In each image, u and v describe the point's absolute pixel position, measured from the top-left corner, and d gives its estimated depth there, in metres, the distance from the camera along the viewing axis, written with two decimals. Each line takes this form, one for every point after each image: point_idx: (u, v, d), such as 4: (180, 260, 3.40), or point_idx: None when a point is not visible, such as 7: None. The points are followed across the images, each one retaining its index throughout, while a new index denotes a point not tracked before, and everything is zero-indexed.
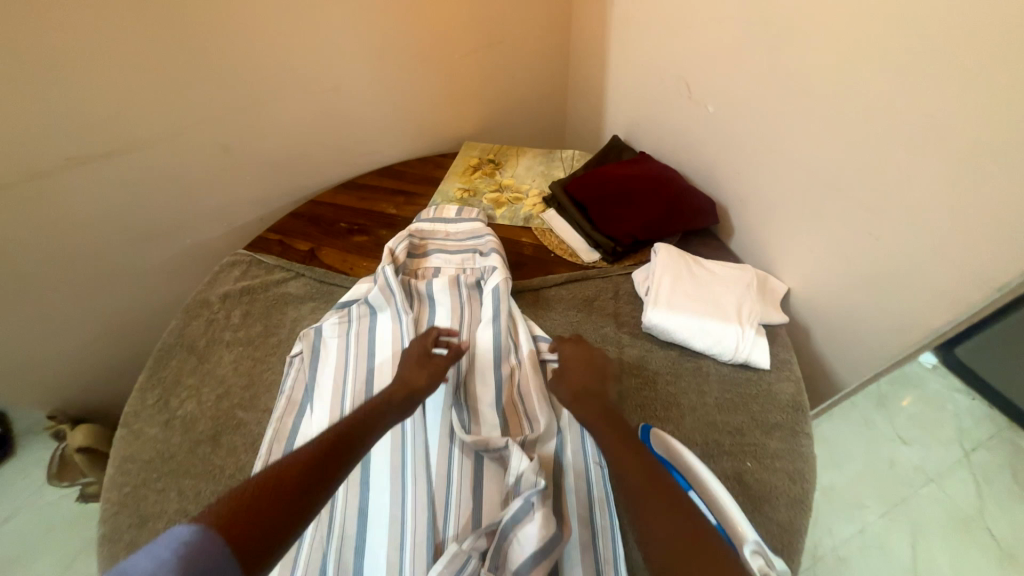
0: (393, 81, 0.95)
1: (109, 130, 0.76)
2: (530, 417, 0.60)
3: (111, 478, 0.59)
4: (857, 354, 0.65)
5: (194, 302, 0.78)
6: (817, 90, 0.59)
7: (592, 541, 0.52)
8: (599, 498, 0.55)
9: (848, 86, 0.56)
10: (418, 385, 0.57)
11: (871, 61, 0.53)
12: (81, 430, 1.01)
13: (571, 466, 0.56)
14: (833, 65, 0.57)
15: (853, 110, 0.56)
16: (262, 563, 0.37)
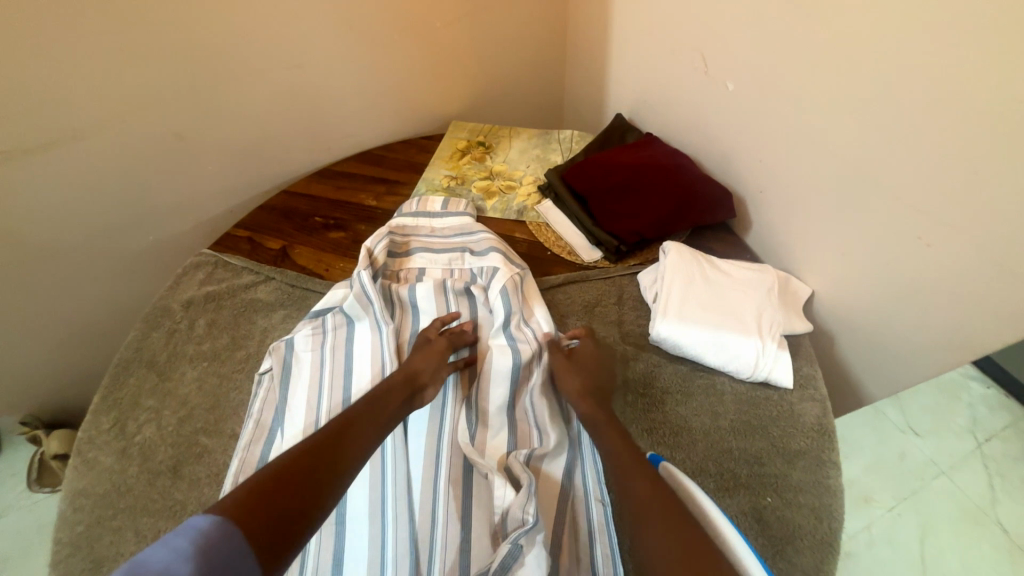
0: (368, 55, 0.85)
1: (41, 119, 0.66)
2: (539, 429, 0.55)
3: (63, 515, 0.54)
4: (889, 367, 0.58)
5: (154, 311, 0.70)
6: (862, 64, 0.50)
7: None
8: (600, 525, 0.48)
9: (904, 58, 0.46)
10: (420, 370, 0.56)
11: (932, 32, 0.43)
12: (59, 435, 0.97)
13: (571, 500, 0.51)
14: (886, 33, 0.47)
15: (906, 88, 0.47)
16: (279, 558, 0.35)
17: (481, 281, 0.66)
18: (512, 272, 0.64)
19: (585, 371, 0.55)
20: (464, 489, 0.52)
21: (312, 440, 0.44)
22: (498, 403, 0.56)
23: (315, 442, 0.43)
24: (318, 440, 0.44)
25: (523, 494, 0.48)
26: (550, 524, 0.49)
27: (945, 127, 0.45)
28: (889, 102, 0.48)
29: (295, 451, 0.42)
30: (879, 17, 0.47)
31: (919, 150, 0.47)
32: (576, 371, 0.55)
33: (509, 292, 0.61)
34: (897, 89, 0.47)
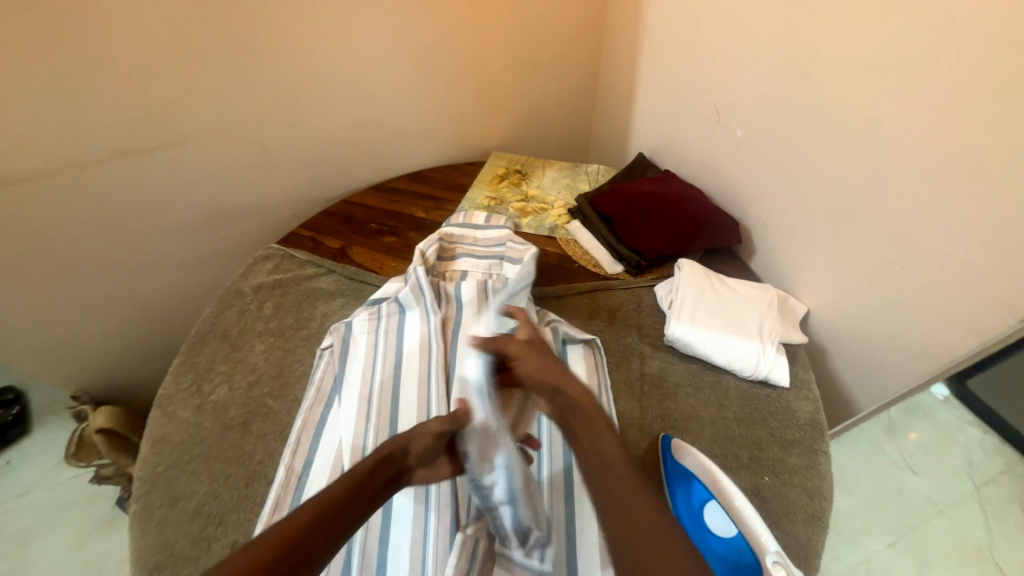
0: (430, 92, 0.99)
1: (160, 126, 0.80)
2: None
3: (144, 458, 0.61)
4: (880, 375, 0.67)
5: (228, 291, 0.80)
6: (852, 117, 0.61)
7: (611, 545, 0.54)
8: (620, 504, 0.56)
9: (881, 117, 0.58)
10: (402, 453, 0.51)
11: (899, 98, 0.56)
12: (104, 412, 1.03)
13: None
14: (868, 95, 0.59)
15: (884, 139, 0.58)
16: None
17: None
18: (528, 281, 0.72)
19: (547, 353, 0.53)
20: None
21: (347, 478, 0.47)
22: None
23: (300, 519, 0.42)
24: (352, 480, 0.47)
25: None
26: None
27: (918, 171, 0.56)
28: (869, 150, 0.60)
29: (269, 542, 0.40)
30: (863, 83, 0.59)
31: (897, 188, 0.58)
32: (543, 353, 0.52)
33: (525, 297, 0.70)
34: (877, 140, 0.59)
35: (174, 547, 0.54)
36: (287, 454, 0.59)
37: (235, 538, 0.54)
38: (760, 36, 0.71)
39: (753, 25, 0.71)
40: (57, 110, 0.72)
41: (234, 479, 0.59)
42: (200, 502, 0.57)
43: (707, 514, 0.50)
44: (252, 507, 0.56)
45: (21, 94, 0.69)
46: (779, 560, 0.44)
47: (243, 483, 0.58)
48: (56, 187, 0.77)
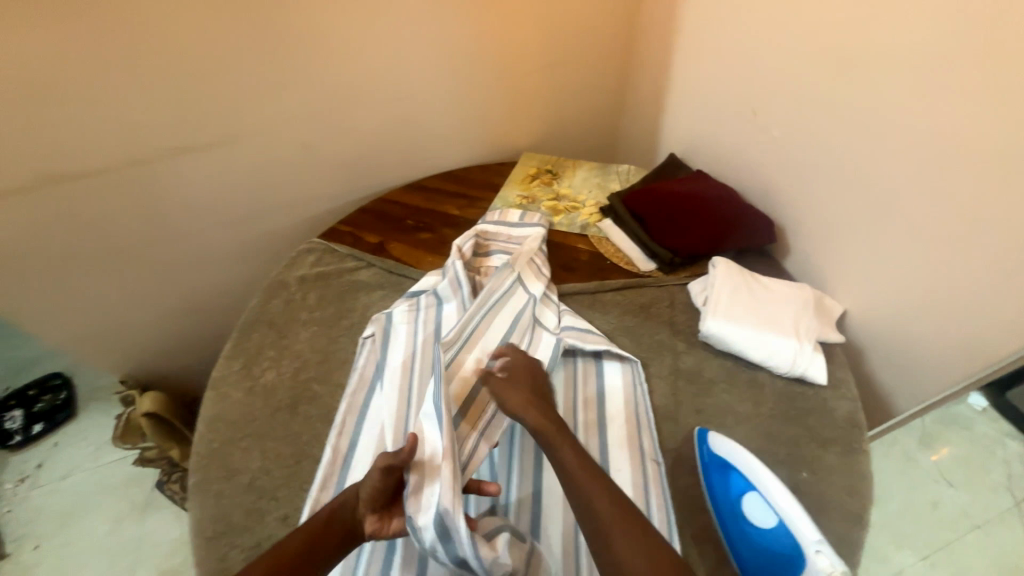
0: (466, 94, 1.03)
1: (217, 123, 0.85)
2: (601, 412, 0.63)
3: (200, 434, 0.65)
4: (923, 374, 0.66)
5: (274, 282, 0.84)
6: (894, 114, 0.61)
7: None
8: (659, 500, 0.54)
9: (925, 112, 0.58)
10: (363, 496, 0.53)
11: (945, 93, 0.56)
12: (149, 396, 1.08)
13: (629, 481, 0.55)
14: (913, 91, 0.59)
15: (929, 135, 0.58)
16: None
17: (548, 292, 0.77)
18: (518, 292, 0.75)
19: (519, 386, 0.59)
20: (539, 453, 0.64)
21: (307, 529, 0.50)
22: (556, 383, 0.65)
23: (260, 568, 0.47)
24: (313, 529, 0.50)
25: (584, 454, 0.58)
26: None
27: (965, 166, 0.56)
28: (912, 146, 0.60)
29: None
30: (905, 81, 0.59)
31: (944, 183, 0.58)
32: (514, 385, 0.59)
33: (541, 304, 0.75)
34: (921, 135, 0.59)
35: (230, 518, 0.57)
36: (332, 435, 0.62)
37: (287, 511, 0.57)
38: (797, 36, 0.72)
39: (790, 26, 0.72)
40: (128, 106, 0.78)
41: (284, 456, 0.62)
42: (253, 477, 0.60)
43: (747, 507, 0.51)
44: (302, 483, 0.59)
45: (99, 91, 0.75)
46: (822, 550, 0.46)
47: (293, 461, 0.61)
48: (122, 178, 0.83)
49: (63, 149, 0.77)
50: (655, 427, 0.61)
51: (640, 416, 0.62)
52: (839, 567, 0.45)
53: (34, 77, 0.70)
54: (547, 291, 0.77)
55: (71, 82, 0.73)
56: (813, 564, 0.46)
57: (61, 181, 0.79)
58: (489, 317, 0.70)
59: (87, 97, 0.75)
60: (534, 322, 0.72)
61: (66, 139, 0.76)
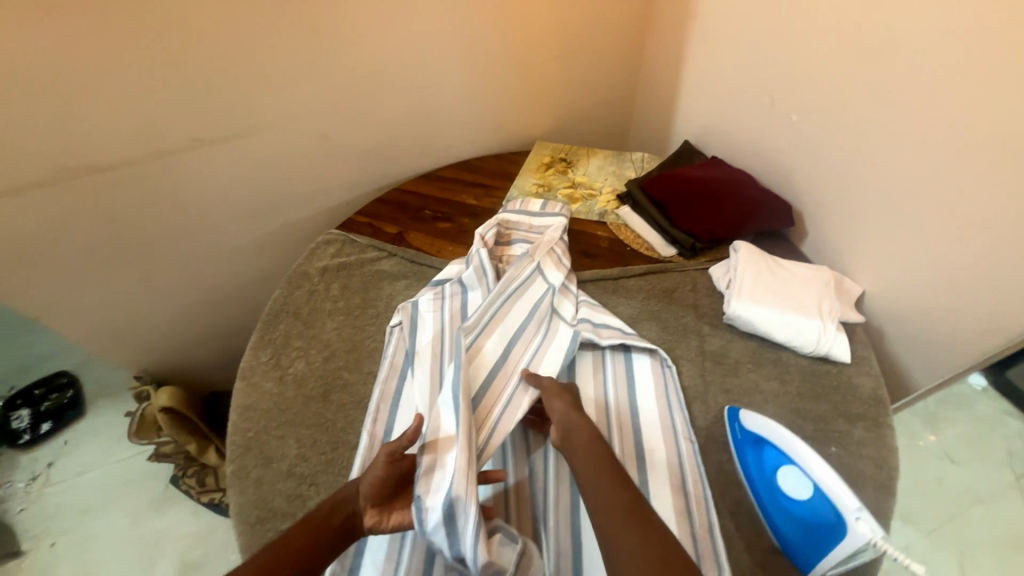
0: (481, 83, 1.02)
1: (232, 115, 0.83)
2: (631, 396, 0.64)
3: (233, 423, 0.65)
4: (940, 351, 0.68)
5: (296, 273, 0.84)
6: (924, 98, 0.62)
7: (691, 535, 0.52)
8: (695, 478, 0.56)
9: (957, 97, 0.58)
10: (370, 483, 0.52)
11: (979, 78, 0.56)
12: (165, 392, 1.06)
13: (664, 460, 0.57)
14: (943, 75, 0.59)
15: (959, 119, 0.59)
16: None
17: (570, 284, 0.77)
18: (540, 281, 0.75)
19: (565, 394, 0.60)
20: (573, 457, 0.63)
21: (313, 517, 0.49)
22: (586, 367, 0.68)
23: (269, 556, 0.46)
24: (319, 518, 0.49)
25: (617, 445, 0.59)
26: (634, 463, 0.58)
27: (994, 150, 0.56)
28: (940, 131, 0.61)
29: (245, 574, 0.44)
30: (935, 64, 0.60)
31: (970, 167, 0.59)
32: (563, 392, 0.60)
33: (560, 293, 0.75)
34: (951, 119, 0.59)
35: (271, 504, 0.58)
36: (368, 421, 0.63)
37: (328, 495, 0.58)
38: (822, 20, 0.72)
39: (815, 10, 0.72)
40: (142, 100, 0.75)
41: (320, 444, 0.62)
42: (291, 464, 0.61)
43: (781, 479, 0.52)
44: (340, 469, 0.60)
45: (110, 85, 0.72)
46: (863, 517, 0.45)
47: (329, 448, 0.62)
48: (138, 174, 0.81)
49: (77, 145, 0.74)
50: (686, 408, 0.62)
51: (669, 398, 0.64)
52: (879, 534, 0.45)
53: (44, 71, 0.67)
54: (566, 281, 0.77)
55: (83, 76, 0.70)
56: (855, 532, 0.45)
57: (77, 177, 0.77)
58: (505, 308, 0.71)
59: (100, 91, 0.72)
60: (552, 312, 0.72)
61: (80, 135, 0.74)
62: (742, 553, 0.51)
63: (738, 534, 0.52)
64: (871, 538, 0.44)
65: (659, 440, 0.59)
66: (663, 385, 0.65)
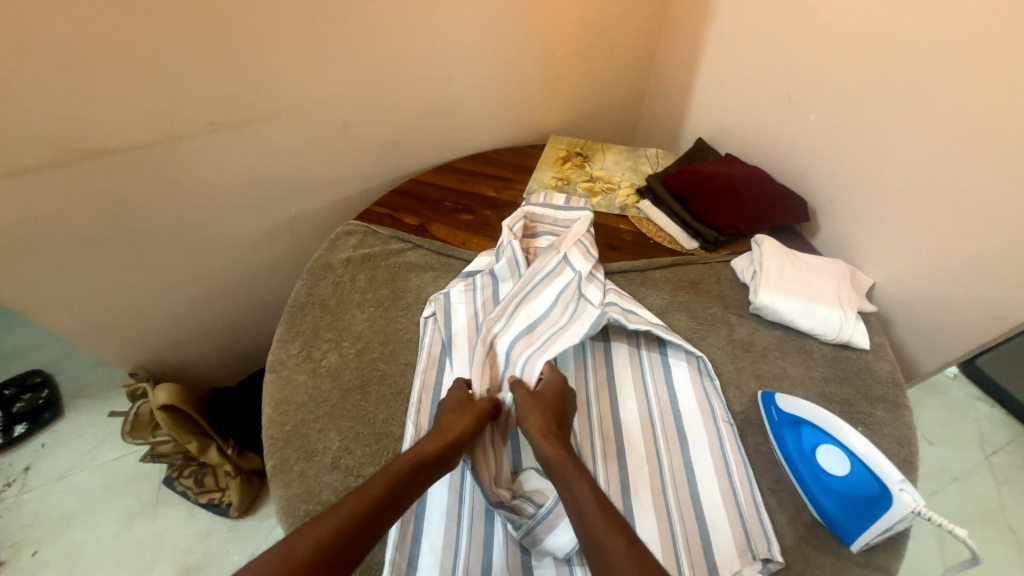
0: (500, 75, 1.02)
1: (247, 101, 0.80)
2: (668, 387, 0.67)
3: (269, 418, 0.64)
4: (944, 338, 0.74)
5: (318, 265, 0.82)
6: (942, 102, 0.65)
7: (740, 516, 0.54)
8: (737, 462, 0.58)
9: (974, 102, 0.62)
10: (416, 464, 0.52)
11: (997, 84, 0.59)
12: (164, 388, 0.98)
13: (707, 446, 0.60)
14: (963, 80, 0.62)
15: (977, 123, 0.62)
16: None
17: (596, 273, 0.77)
18: (568, 270, 0.76)
19: (542, 406, 0.58)
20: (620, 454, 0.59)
21: (356, 504, 0.47)
22: (622, 356, 0.70)
23: (376, 493, 0.48)
24: (363, 505, 0.47)
25: (659, 438, 0.61)
26: (677, 450, 0.60)
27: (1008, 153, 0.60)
28: (958, 133, 0.64)
29: (352, 506, 0.47)
30: (956, 70, 0.63)
31: (985, 169, 0.62)
32: (534, 407, 0.57)
33: (586, 279, 0.75)
34: (969, 123, 0.63)
35: (320, 496, 0.57)
36: (412, 412, 0.62)
37: None
38: (839, 27, 0.75)
39: (835, 13, 0.75)
40: (156, 82, 0.71)
41: (364, 436, 0.62)
42: (336, 457, 0.60)
43: (820, 456, 0.56)
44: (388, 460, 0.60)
45: (119, 64, 0.67)
46: (906, 488, 0.49)
47: (374, 439, 0.61)
48: (148, 159, 0.76)
49: (85, 127, 0.69)
50: (722, 396, 0.65)
51: (705, 387, 0.66)
52: (922, 503, 0.48)
53: (53, 45, 0.62)
54: (594, 270, 0.77)
55: (95, 52, 0.64)
56: (898, 503, 0.49)
57: (81, 163, 0.71)
58: (541, 285, 0.73)
59: (112, 69, 0.67)
60: (578, 296, 0.72)
61: (86, 117, 0.68)
62: (786, 531, 0.54)
63: (780, 512, 0.55)
64: (915, 507, 0.47)
65: (698, 429, 0.62)
66: (700, 377, 0.67)
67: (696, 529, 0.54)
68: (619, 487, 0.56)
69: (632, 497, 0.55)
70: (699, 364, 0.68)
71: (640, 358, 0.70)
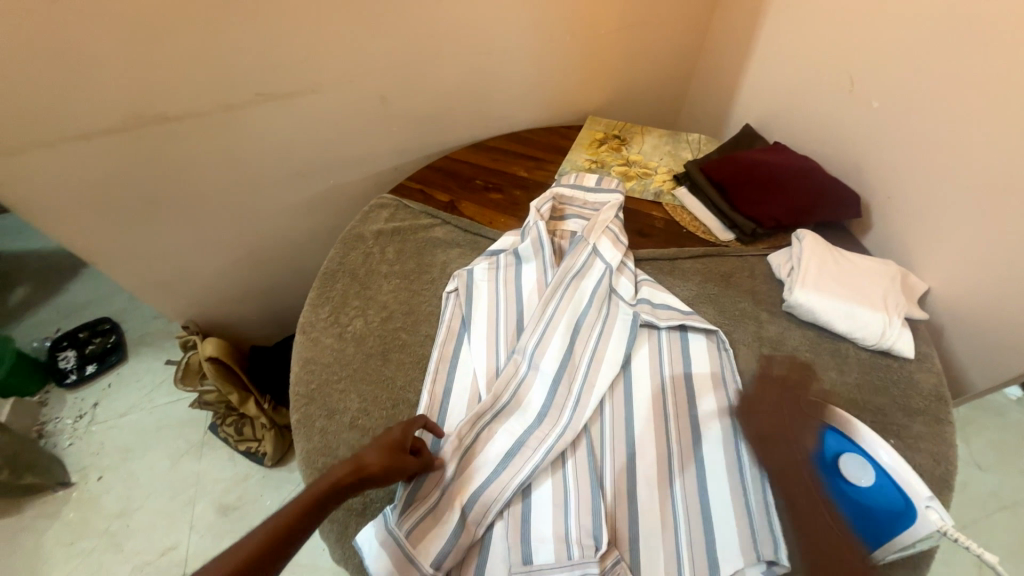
0: (540, 52, 0.99)
1: (291, 73, 0.82)
2: (691, 386, 0.64)
3: (297, 374, 0.68)
4: (1003, 353, 0.68)
5: (350, 235, 0.85)
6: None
7: (749, 517, 0.53)
8: (751, 463, 0.57)
9: None
10: (371, 467, 0.51)
11: None
12: (210, 342, 1.06)
13: (722, 446, 0.58)
14: None
15: None
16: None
17: (628, 266, 0.75)
18: (597, 259, 0.74)
19: (772, 414, 0.59)
20: (629, 448, 0.59)
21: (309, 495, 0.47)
22: (649, 349, 0.67)
23: (283, 525, 0.45)
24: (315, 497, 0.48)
25: (672, 432, 0.60)
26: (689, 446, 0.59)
27: None
28: None
29: (257, 541, 0.43)
30: None
31: None
32: (778, 411, 0.59)
33: (616, 271, 0.74)
34: None
35: (336, 452, 0.60)
36: (428, 383, 0.64)
37: None
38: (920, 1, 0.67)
39: None
40: (209, 52, 0.74)
41: (383, 400, 0.65)
42: (354, 417, 0.63)
43: (842, 465, 0.53)
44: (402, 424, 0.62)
45: (176, 35, 0.70)
46: (933, 505, 0.47)
47: (391, 404, 0.64)
48: (203, 127, 0.81)
49: (149, 94, 0.74)
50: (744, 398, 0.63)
51: (729, 389, 0.63)
52: (948, 521, 0.47)
53: (121, 16, 0.66)
54: (623, 258, 0.76)
55: (156, 21, 0.68)
56: (923, 520, 0.47)
57: (145, 128, 0.77)
58: (572, 276, 0.71)
59: (171, 40, 0.71)
60: (610, 293, 0.71)
61: (148, 85, 0.73)
62: None
63: None
64: (944, 528, 0.46)
65: (714, 427, 0.60)
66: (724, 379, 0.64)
67: (699, 523, 0.54)
68: (627, 506, 0.55)
69: (638, 484, 0.56)
70: (723, 358, 0.66)
71: (666, 355, 0.67)
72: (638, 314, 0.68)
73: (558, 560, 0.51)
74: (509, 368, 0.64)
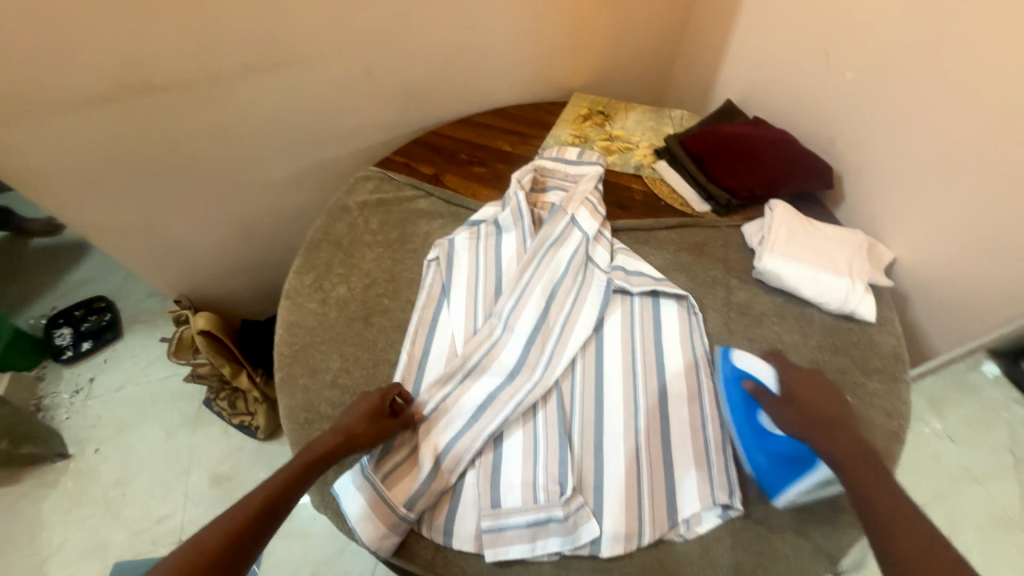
0: (525, 26, 0.99)
1: (277, 44, 0.82)
2: (660, 347, 0.66)
3: (282, 337, 0.70)
4: (963, 317, 0.71)
5: (335, 206, 0.87)
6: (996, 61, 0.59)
7: (706, 465, 0.57)
8: (713, 419, 0.59)
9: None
10: (357, 432, 0.54)
11: None
12: (202, 316, 1.08)
13: (686, 403, 0.61)
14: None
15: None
16: (257, 540, 0.44)
17: (604, 235, 0.77)
18: (575, 228, 0.75)
19: (811, 393, 0.53)
20: (598, 405, 0.62)
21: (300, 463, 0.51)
22: (621, 313, 0.70)
23: (275, 489, 0.48)
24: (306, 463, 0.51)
25: (640, 390, 0.63)
26: (656, 403, 0.61)
27: None
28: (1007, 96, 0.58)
29: (254, 502, 0.46)
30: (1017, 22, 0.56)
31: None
32: (817, 393, 0.53)
33: (593, 240, 0.76)
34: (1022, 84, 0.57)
35: (318, 408, 0.63)
36: (407, 345, 0.66)
37: None
38: None
39: None
40: (195, 23, 0.75)
41: (363, 361, 0.67)
42: (336, 376, 0.66)
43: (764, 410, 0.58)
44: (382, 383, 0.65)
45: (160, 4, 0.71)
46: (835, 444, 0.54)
47: (371, 364, 0.67)
48: (190, 99, 0.82)
49: (135, 65, 0.75)
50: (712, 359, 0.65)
51: (698, 352, 0.65)
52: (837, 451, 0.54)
53: None
54: (600, 228, 0.78)
55: None
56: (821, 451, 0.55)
57: (132, 98, 0.77)
58: (548, 244, 0.73)
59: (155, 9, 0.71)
60: (586, 261, 0.73)
61: (134, 54, 0.74)
62: (752, 482, 0.56)
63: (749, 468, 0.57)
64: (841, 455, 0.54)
65: (680, 386, 0.63)
66: (693, 343, 0.66)
67: (660, 471, 0.57)
68: (593, 456, 0.58)
69: (605, 438, 0.59)
70: (694, 322, 0.68)
71: (637, 319, 0.69)
72: (611, 280, 0.71)
73: (525, 504, 0.54)
74: (484, 331, 0.66)
